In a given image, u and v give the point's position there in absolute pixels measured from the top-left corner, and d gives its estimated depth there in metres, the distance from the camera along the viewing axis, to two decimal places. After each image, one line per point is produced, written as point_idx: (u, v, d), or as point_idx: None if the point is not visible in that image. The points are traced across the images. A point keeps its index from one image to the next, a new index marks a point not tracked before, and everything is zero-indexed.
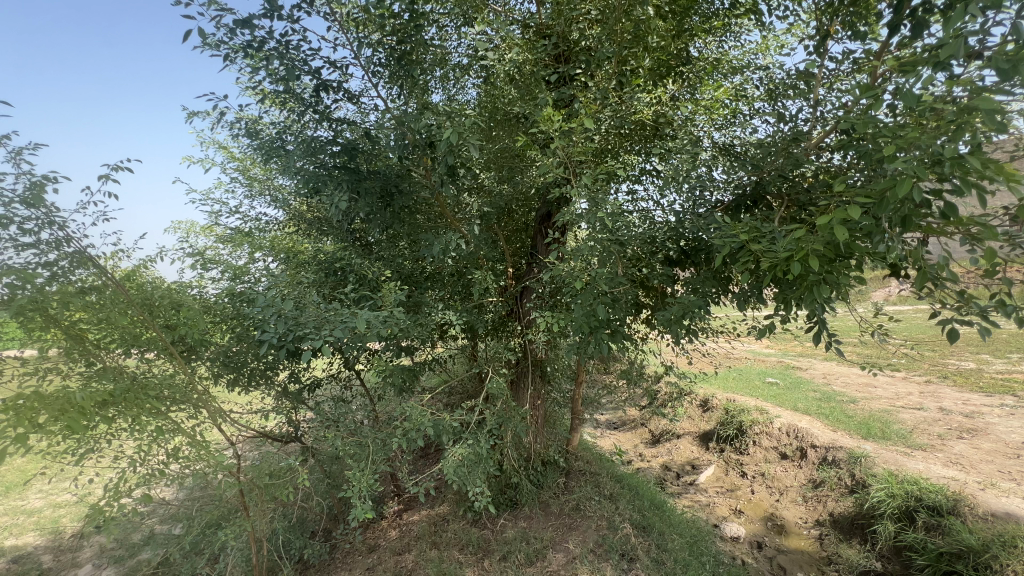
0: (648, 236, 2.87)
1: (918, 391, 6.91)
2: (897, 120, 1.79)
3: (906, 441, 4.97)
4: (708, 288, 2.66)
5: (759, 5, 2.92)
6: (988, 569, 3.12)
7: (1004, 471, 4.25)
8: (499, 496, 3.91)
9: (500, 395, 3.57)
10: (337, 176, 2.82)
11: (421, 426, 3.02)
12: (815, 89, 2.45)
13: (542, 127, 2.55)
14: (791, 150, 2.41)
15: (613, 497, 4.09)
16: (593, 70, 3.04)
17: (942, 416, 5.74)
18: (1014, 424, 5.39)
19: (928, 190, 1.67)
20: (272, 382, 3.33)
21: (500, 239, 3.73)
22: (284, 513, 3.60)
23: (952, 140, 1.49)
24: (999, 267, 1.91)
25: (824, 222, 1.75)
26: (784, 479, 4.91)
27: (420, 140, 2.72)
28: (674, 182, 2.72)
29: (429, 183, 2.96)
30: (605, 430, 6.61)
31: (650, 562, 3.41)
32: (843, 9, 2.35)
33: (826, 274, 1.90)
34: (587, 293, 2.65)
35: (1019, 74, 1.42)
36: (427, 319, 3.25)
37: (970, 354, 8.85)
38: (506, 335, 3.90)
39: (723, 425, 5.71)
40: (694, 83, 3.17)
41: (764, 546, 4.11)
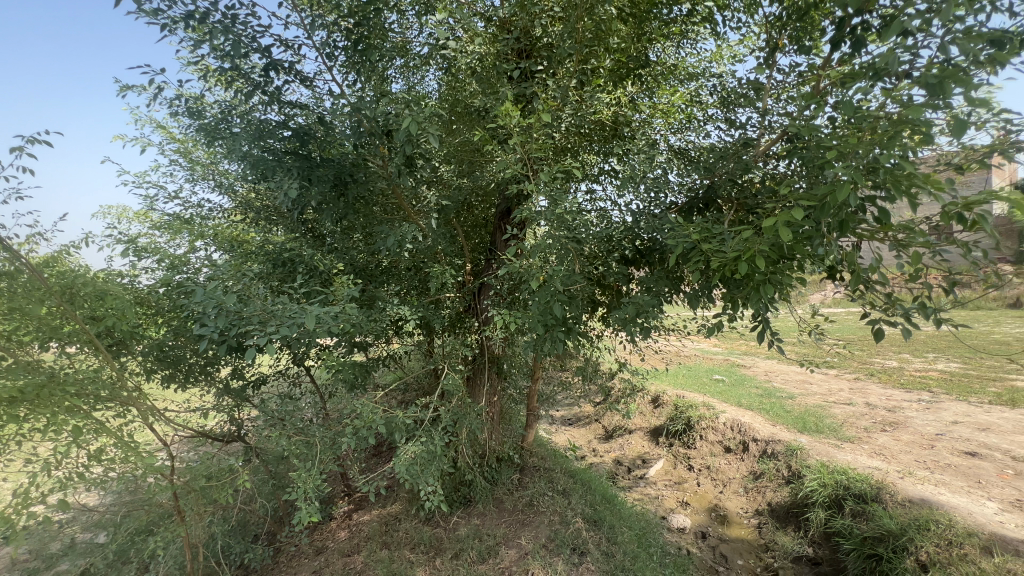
0: (605, 235, 2.93)
1: (848, 387, 7.42)
2: (838, 130, 1.90)
3: (837, 434, 5.33)
4: (661, 288, 2.72)
5: (715, 15, 3.03)
6: (905, 551, 3.38)
7: (919, 460, 4.62)
8: (453, 493, 3.87)
9: (455, 392, 3.52)
10: (288, 162, 2.69)
11: (373, 424, 2.92)
12: (763, 98, 2.56)
13: (502, 122, 2.52)
14: (741, 155, 2.55)
15: (566, 492, 4.15)
16: (555, 67, 3.03)
17: (869, 410, 6.19)
18: (930, 417, 5.87)
19: (863, 197, 1.77)
20: (213, 379, 3.16)
21: (459, 233, 3.68)
22: (225, 517, 3.41)
23: (886, 149, 1.60)
24: (922, 273, 2.06)
25: (770, 225, 1.84)
26: (727, 471, 5.14)
27: (376, 127, 2.64)
28: (632, 182, 2.79)
29: (387, 174, 2.84)
30: (560, 426, 6.72)
31: (600, 556, 3.47)
32: (790, 23, 2.47)
33: (771, 274, 1.99)
34: (544, 291, 2.66)
35: (944, 90, 1.54)
36: (381, 314, 3.17)
37: (893, 352, 9.59)
38: (464, 331, 3.86)
39: (673, 420, 5.94)
40: (652, 86, 3.25)
41: (707, 536, 4.29)
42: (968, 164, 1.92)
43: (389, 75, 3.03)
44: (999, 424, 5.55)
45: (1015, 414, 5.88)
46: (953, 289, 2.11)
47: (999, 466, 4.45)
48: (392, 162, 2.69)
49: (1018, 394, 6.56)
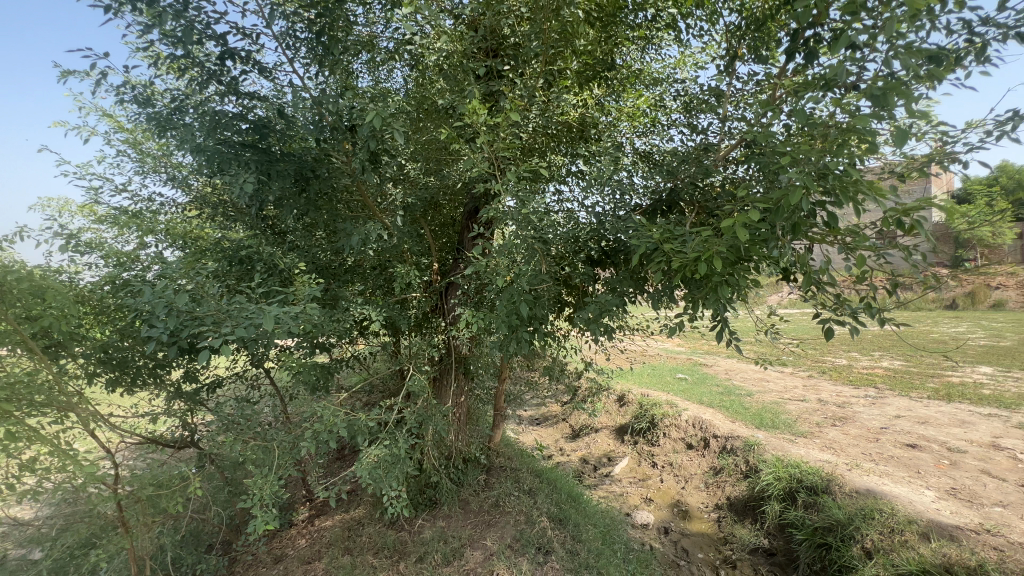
0: (571, 236, 2.98)
1: (802, 384, 7.76)
2: (792, 137, 1.98)
3: (792, 429, 5.57)
4: (625, 288, 2.76)
5: (678, 22, 3.12)
6: (852, 539, 3.56)
7: (865, 452, 4.88)
8: (418, 496, 3.82)
9: (421, 393, 3.47)
10: (245, 156, 2.58)
11: (334, 427, 2.83)
12: (723, 105, 2.65)
13: (469, 120, 2.49)
14: (702, 160, 2.64)
15: (532, 491, 4.16)
16: (522, 68, 3.04)
17: (820, 406, 6.50)
18: (875, 412, 6.22)
19: (814, 203, 1.85)
20: (164, 382, 2.99)
21: (426, 232, 3.64)
22: (175, 527, 3.25)
23: (835, 156, 1.68)
24: (867, 275, 2.17)
25: (728, 227, 1.90)
26: (689, 467, 5.27)
27: (339, 122, 2.57)
28: (598, 183, 2.83)
29: (351, 170, 2.78)
30: (528, 426, 6.75)
31: (564, 554, 3.50)
32: (748, 33, 2.56)
33: (728, 275, 2.05)
34: (510, 291, 2.65)
35: (886, 102, 1.63)
36: (344, 314, 3.08)
37: (843, 351, 10.11)
38: (430, 332, 3.82)
39: (638, 418, 6.06)
40: (618, 89, 3.32)
41: (669, 531, 4.39)
42: (909, 172, 2.04)
43: (354, 69, 2.96)
44: (936, 417, 5.93)
45: (949, 408, 6.30)
46: (894, 290, 2.23)
47: (936, 457, 4.75)
48: (356, 158, 2.63)
49: (952, 389, 7.03)
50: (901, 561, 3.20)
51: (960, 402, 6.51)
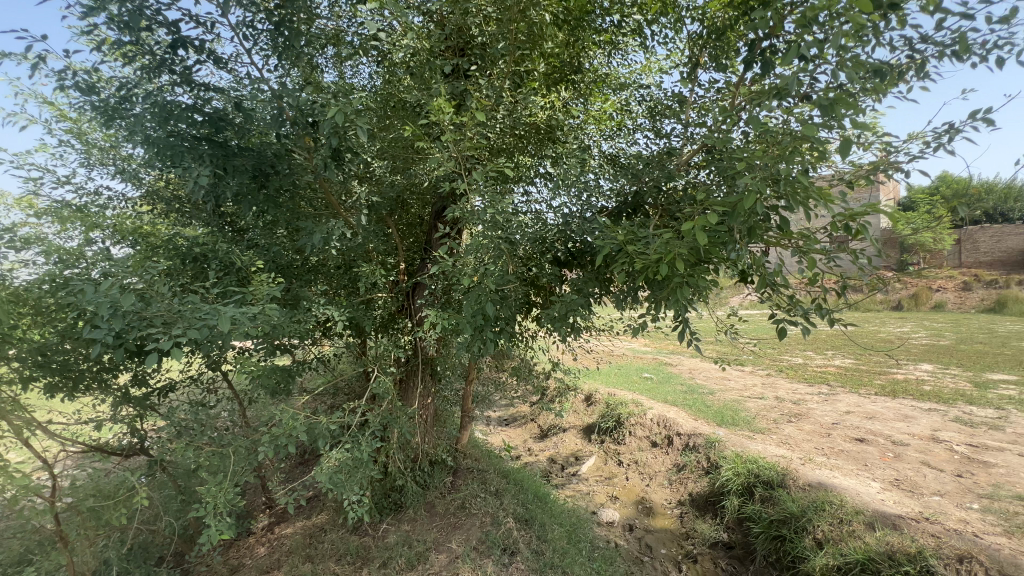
0: (538, 237, 3.01)
1: (761, 382, 8.06)
2: (749, 144, 2.06)
3: (750, 426, 5.77)
4: (590, 289, 2.79)
5: (644, 29, 3.19)
6: (805, 530, 3.72)
7: (818, 447, 5.11)
8: (383, 500, 3.75)
9: (386, 395, 3.41)
10: (200, 149, 2.47)
11: (294, 431, 2.74)
12: (685, 111, 2.72)
13: (434, 118, 2.46)
14: (666, 164, 2.71)
15: (499, 492, 4.15)
16: (489, 67, 3.03)
17: (777, 403, 6.76)
18: (828, 408, 6.52)
19: (768, 207, 1.92)
20: (110, 387, 2.81)
21: (392, 232, 3.59)
22: (121, 540, 3.07)
23: (787, 163, 1.75)
24: (818, 277, 2.27)
25: (688, 230, 1.95)
26: (653, 464, 5.38)
27: (300, 117, 2.50)
28: (565, 185, 2.85)
29: (313, 167, 2.70)
30: (496, 427, 6.75)
31: (529, 554, 3.51)
32: (710, 42, 2.64)
33: (689, 276, 2.10)
34: (476, 292, 2.64)
35: (834, 112, 1.71)
36: (306, 315, 2.99)
37: (799, 350, 10.56)
38: (396, 332, 3.77)
39: (604, 418, 6.15)
40: (585, 93, 3.39)
41: (634, 528, 4.47)
42: (856, 180, 2.15)
43: (318, 63, 2.88)
44: (882, 413, 6.26)
45: (894, 403, 6.67)
46: (842, 291, 2.34)
47: (881, 450, 5.02)
48: (317, 155, 2.56)
49: (898, 386, 7.45)
50: (849, 550, 3.37)
51: (903, 398, 6.90)
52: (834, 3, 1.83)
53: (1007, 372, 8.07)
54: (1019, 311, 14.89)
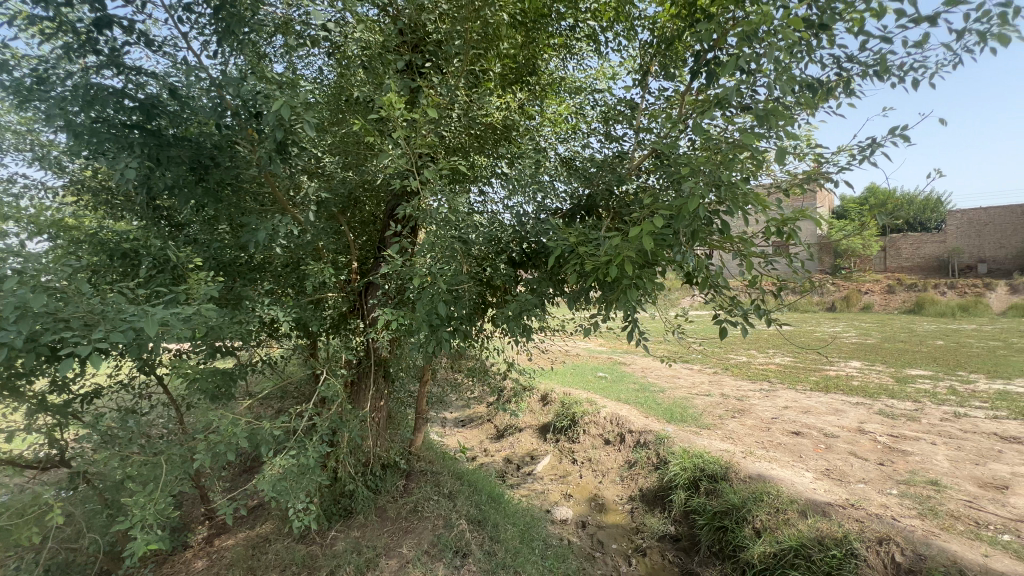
0: (492, 237, 3.01)
1: (708, 380, 8.42)
2: (693, 150, 2.15)
3: (698, 422, 6.01)
4: (544, 289, 2.81)
5: (597, 35, 3.26)
6: (745, 520, 3.91)
7: (759, 441, 5.39)
8: (331, 506, 3.63)
9: (335, 398, 3.30)
10: (129, 137, 2.30)
11: (233, 438, 2.58)
12: (637, 117, 2.80)
13: (385, 114, 2.40)
14: (616, 168, 2.78)
15: (452, 494, 4.11)
16: (444, 65, 3.00)
17: (723, 400, 7.08)
18: (768, 404, 6.90)
19: (710, 212, 2.01)
20: (23, 394, 2.43)
21: (344, 230, 3.49)
22: (34, 561, 2.81)
23: (727, 170, 1.83)
24: (757, 280, 2.40)
25: (637, 233, 2.00)
26: (606, 461, 5.49)
27: (242, 108, 2.38)
28: (520, 186, 2.87)
29: (257, 160, 2.57)
30: (452, 428, 6.70)
31: (482, 556, 3.51)
32: (659, 51, 2.72)
33: (638, 278, 2.15)
34: (428, 291, 2.59)
35: (769, 122, 1.81)
36: (248, 316, 2.83)
37: (743, 349, 11.12)
38: (347, 333, 3.69)
39: (559, 417, 6.23)
40: (540, 96, 3.42)
41: (586, 525, 4.55)
42: (791, 188, 2.28)
43: (264, 52, 2.76)
44: (816, 407, 6.69)
45: (827, 398, 7.15)
46: (778, 293, 2.47)
47: (815, 441, 5.36)
48: (261, 147, 2.44)
49: (830, 382, 7.98)
50: (784, 538, 3.58)
51: (835, 393, 7.41)
52: (769, 20, 1.94)
53: (923, 368, 8.84)
54: (934, 312, 16.39)
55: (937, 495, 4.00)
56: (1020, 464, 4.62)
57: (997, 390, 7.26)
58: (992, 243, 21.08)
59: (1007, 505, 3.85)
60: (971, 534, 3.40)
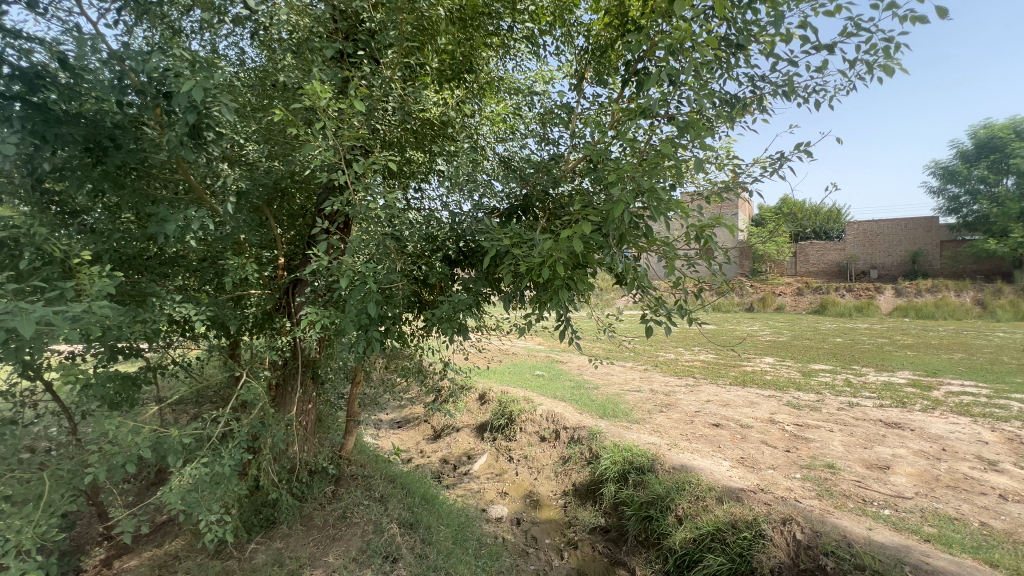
0: (426, 234, 2.96)
1: (639, 376, 8.83)
2: (623, 156, 2.23)
3: (628, 417, 6.28)
4: (480, 289, 2.80)
5: (535, 38, 3.30)
6: (668, 509, 4.13)
7: (683, 433, 5.71)
8: (251, 517, 3.39)
9: (255, 402, 3.09)
10: (7, 108, 1.95)
11: (133, 449, 2.34)
12: (572, 121, 2.87)
13: (310, 103, 2.28)
14: (551, 170, 2.82)
15: (384, 498, 4.00)
16: (378, 55, 2.90)
17: (652, 395, 7.45)
18: (692, 398, 7.35)
19: (636, 218, 2.12)
20: None
21: (269, 223, 3.28)
22: None
23: (652, 177, 1.92)
24: (680, 282, 2.53)
25: (568, 234, 2.05)
26: (541, 458, 5.57)
27: (148, 85, 2.17)
28: (456, 184, 2.85)
29: (166, 143, 2.34)
30: (388, 431, 6.61)
31: (413, 559, 3.44)
32: (593, 57, 2.80)
33: (569, 278, 2.19)
34: (358, 289, 2.49)
35: (689, 132, 1.92)
36: (154, 314, 2.58)
37: (672, 346, 11.77)
38: (272, 332, 3.49)
39: (497, 416, 6.27)
40: (479, 94, 3.41)
41: (521, 521, 4.61)
42: (710, 196, 2.44)
43: (178, 27, 2.53)
44: (734, 400, 7.21)
45: (744, 392, 7.74)
46: (698, 293, 2.63)
47: (732, 432, 5.77)
48: (171, 130, 2.24)
49: (747, 377, 8.64)
50: (703, 523, 3.82)
51: (751, 386, 8.04)
52: (691, 37, 2.06)
53: (824, 363, 9.80)
54: (835, 312, 18.30)
55: (832, 477, 4.45)
56: (898, 446, 5.25)
57: (882, 382, 8.20)
58: (881, 252, 23.79)
59: (887, 483, 4.36)
60: (858, 511, 3.81)
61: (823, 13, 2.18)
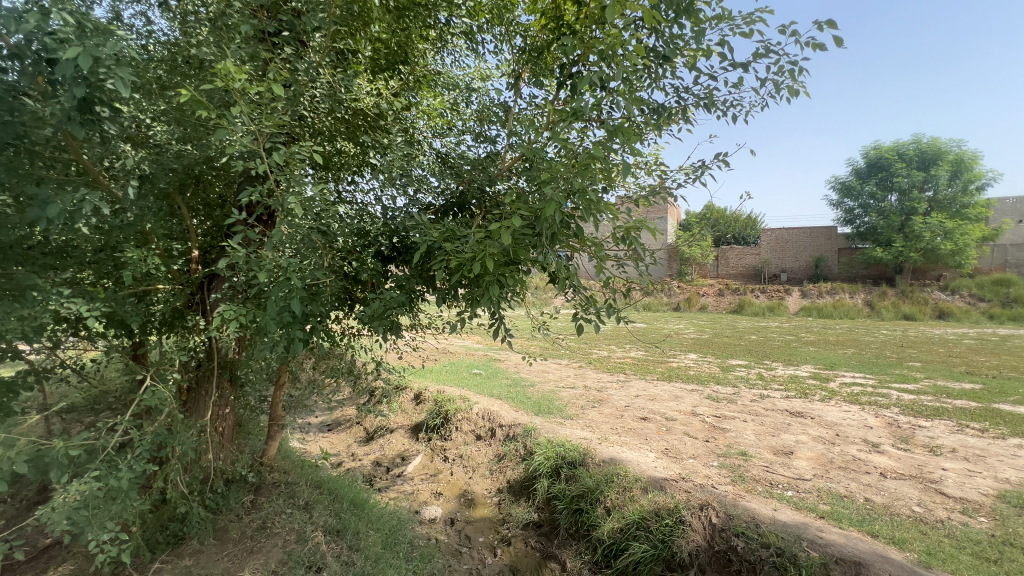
0: (357, 229, 2.85)
1: (573, 373, 9.08)
2: (556, 156, 2.27)
3: (562, 413, 6.43)
4: (413, 287, 2.74)
5: (473, 33, 3.28)
6: (598, 501, 4.28)
7: (613, 427, 5.94)
8: (156, 534, 3.10)
9: (161, 407, 2.82)
10: None
11: (5, 464, 2.05)
12: (509, 119, 2.88)
13: (225, 82, 2.11)
14: (487, 168, 2.81)
15: (309, 505, 3.81)
16: (306, 38, 2.75)
17: (585, 392, 7.69)
18: (623, 393, 7.66)
19: (567, 218, 2.17)
20: None
21: (180, 213, 3.01)
22: None
23: (582, 179, 1.97)
24: (609, 283, 2.62)
25: (499, 232, 2.05)
26: (476, 457, 5.54)
27: (25, 49, 1.89)
28: (389, 178, 2.77)
29: (49, 116, 2.05)
30: (316, 435, 6.33)
31: (339, 567, 3.29)
32: (530, 57, 2.82)
33: (501, 275, 2.19)
34: (279, 285, 2.33)
35: (616, 136, 1.99)
36: (35, 311, 2.24)
37: (605, 344, 12.21)
38: (184, 331, 3.20)
39: (432, 416, 6.18)
40: (415, 87, 3.35)
41: (454, 521, 4.59)
42: (640, 200, 2.54)
43: None
44: (660, 394, 7.62)
45: (669, 386, 8.19)
46: (627, 293, 2.73)
47: (658, 425, 6.08)
48: (53, 101, 1.96)
49: (673, 372, 9.16)
50: (629, 513, 4.00)
51: (675, 381, 8.53)
52: (621, 44, 2.14)
53: (740, 358, 10.60)
54: (750, 312, 19.86)
55: (744, 464, 4.82)
56: (800, 433, 5.79)
57: (788, 375, 9.02)
58: (790, 257, 26.14)
59: (791, 466, 4.80)
60: (766, 494, 4.16)
61: (739, 33, 2.37)
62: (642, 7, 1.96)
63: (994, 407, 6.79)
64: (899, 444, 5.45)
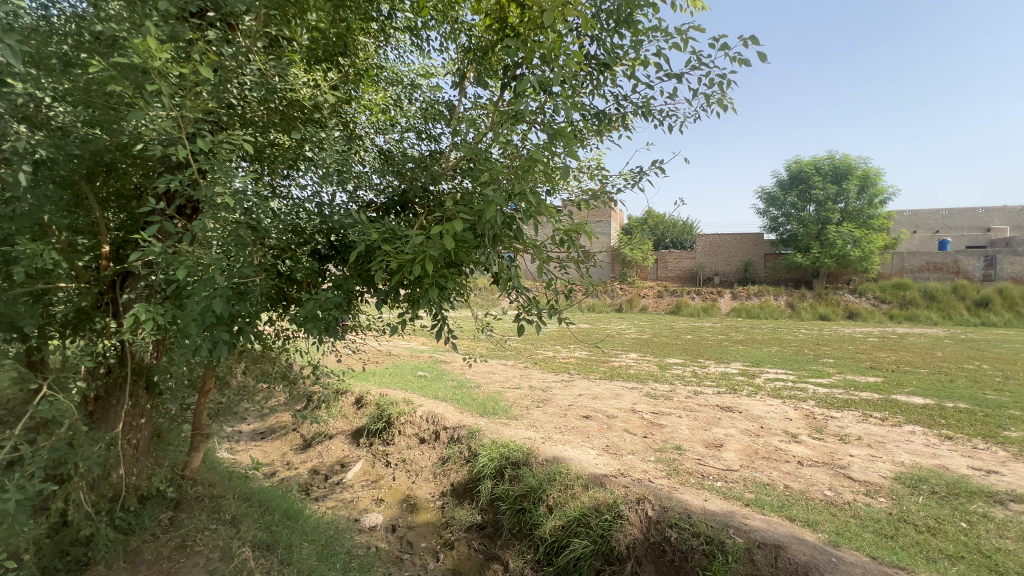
0: (290, 225, 2.71)
1: (519, 374, 9.13)
2: (499, 157, 2.27)
3: (507, 413, 6.45)
4: (351, 287, 2.63)
5: (416, 28, 3.22)
6: (541, 500, 4.32)
7: (557, 426, 6.03)
8: (54, 561, 2.78)
9: (60, 420, 2.52)
10: None
11: None
12: (452, 118, 2.85)
13: (139, 60, 1.93)
14: (430, 166, 2.76)
15: (236, 520, 3.57)
16: (234, 21, 2.57)
17: (530, 392, 7.76)
18: (567, 393, 7.81)
19: (509, 219, 2.17)
20: None
21: (88, 204, 2.72)
22: None
23: (522, 181, 1.99)
24: (552, 284, 2.66)
25: (440, 232, 2.02)
26: (420, 461, 5.43)
27: None
28: (326, 173, 2.66)
29: None
30: (247, 444, 5.96)
31: None
32: (474, 56, 2.81)
33: (442, 276, 2.16)
34: (202, 284, 2.16)
35: (556, 139, 2.02)
36: None
37: (551, 344, 12.40)
38: (91, 334, 2.95)
39: (374, 420, 5.99)
40: (356, 80, 3.24)
41: (396, 528, 4.49)
42: (581, 204, 2.59)
43: None
44: (603, 393, 7.84)
45: (611, 385, 8.44)
46: (569, 294, 2.78)
47: (599, 423, 6.25)
48: None
49: (614, 371, 9.45)
50: (570, 510, 4.08)
51: (617, 380, 8.80)
52: (563, 49, 2.18)
53: (677, 357, 11.12)
54: (687, 313, 20.91)
55: (679, 457, 5.06)
56: (730, 427, 6.16)
57: (720, 372, 9.57)
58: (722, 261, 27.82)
59: (720, 458, 5.10)
60: (698, 485, 4.39)
61: (674, 46, 2.49)
62: (582, 15, 2.01)
63: (894, 398, 7.55)
64: (814, 434, 5.94)
